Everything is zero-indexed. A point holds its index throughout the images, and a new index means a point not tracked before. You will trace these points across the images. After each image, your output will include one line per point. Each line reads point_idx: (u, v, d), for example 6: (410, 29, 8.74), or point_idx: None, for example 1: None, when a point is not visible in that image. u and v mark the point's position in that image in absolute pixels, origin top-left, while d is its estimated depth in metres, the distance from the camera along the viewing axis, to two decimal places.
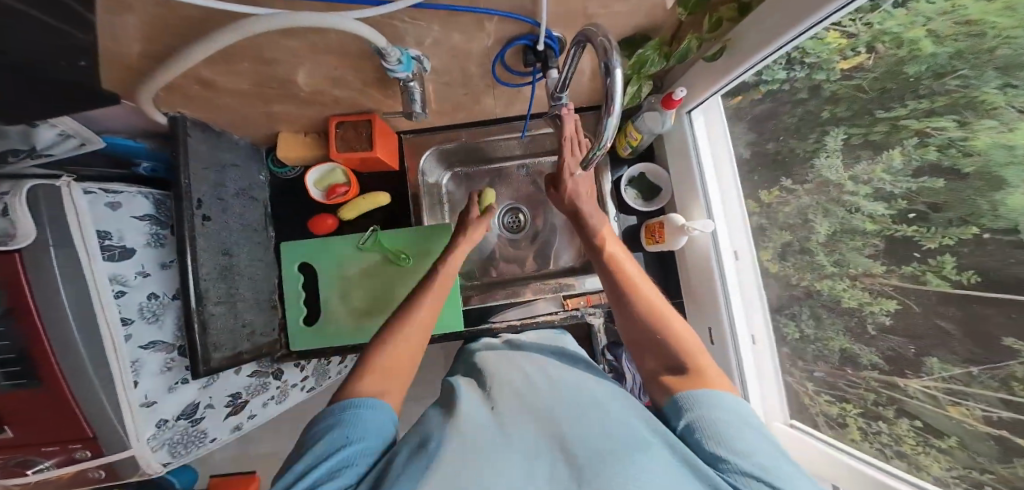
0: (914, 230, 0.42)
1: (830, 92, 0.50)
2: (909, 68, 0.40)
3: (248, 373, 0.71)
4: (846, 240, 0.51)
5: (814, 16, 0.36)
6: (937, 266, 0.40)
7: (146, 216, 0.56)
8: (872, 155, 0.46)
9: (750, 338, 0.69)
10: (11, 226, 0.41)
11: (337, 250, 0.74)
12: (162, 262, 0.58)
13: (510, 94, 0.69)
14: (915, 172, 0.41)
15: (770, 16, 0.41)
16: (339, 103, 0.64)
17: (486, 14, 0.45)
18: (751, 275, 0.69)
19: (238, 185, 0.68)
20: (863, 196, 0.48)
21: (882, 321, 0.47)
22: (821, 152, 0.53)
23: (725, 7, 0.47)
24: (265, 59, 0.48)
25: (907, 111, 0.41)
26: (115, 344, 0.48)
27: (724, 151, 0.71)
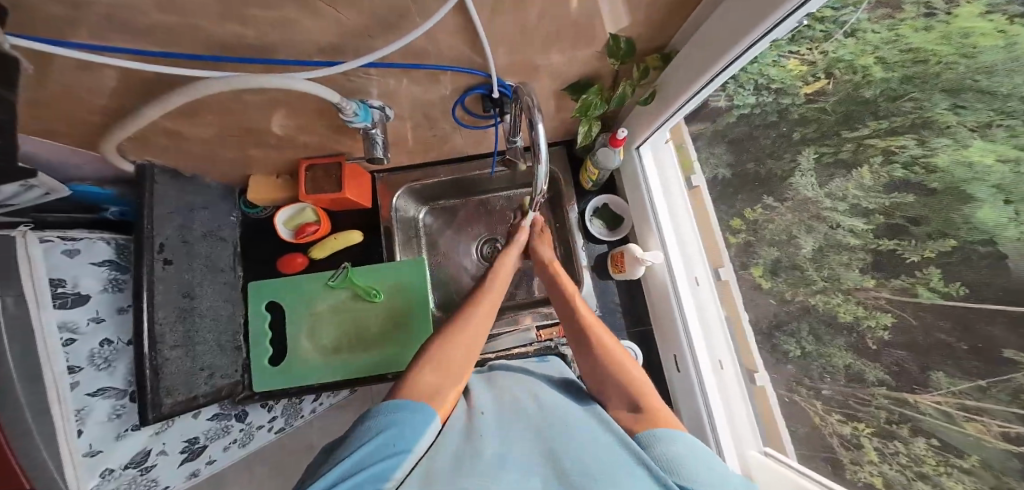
0: (895, 244, 0.43)
1: (798, 115, 0.53)
2: (866, 92, 0.43)
3: (209, 416, 0.68)
4: (832, 256, 0.51)
5: (725, 54, 0.40)
6: (924, 278, 0.41)
7: (105, 262, 0.57)
8: (845, 173, 0.48)
9: (716, 363, 0.71)
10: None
11: (307, 288, 0.74)
12: (118, 307, 0.57)
13: (476, 135, 0.73)
14: (887, 188, 0.43)
15: (693, 57, 0.46)
16: (309, 147, 0.67)
17: (439, 69, 0.49)
18: (709, 296, 0.74)
19: (206, 226, 0.69)
20: (841, 212, 0.49)
21: (881, 336, 0.46)
22: (796, 172, 0.56)
23: (650, 57, 0.52)
24: (229, 112, 0.51)
25: (871, 131, 0.44)
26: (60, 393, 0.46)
27: (673, 177, 0.80)
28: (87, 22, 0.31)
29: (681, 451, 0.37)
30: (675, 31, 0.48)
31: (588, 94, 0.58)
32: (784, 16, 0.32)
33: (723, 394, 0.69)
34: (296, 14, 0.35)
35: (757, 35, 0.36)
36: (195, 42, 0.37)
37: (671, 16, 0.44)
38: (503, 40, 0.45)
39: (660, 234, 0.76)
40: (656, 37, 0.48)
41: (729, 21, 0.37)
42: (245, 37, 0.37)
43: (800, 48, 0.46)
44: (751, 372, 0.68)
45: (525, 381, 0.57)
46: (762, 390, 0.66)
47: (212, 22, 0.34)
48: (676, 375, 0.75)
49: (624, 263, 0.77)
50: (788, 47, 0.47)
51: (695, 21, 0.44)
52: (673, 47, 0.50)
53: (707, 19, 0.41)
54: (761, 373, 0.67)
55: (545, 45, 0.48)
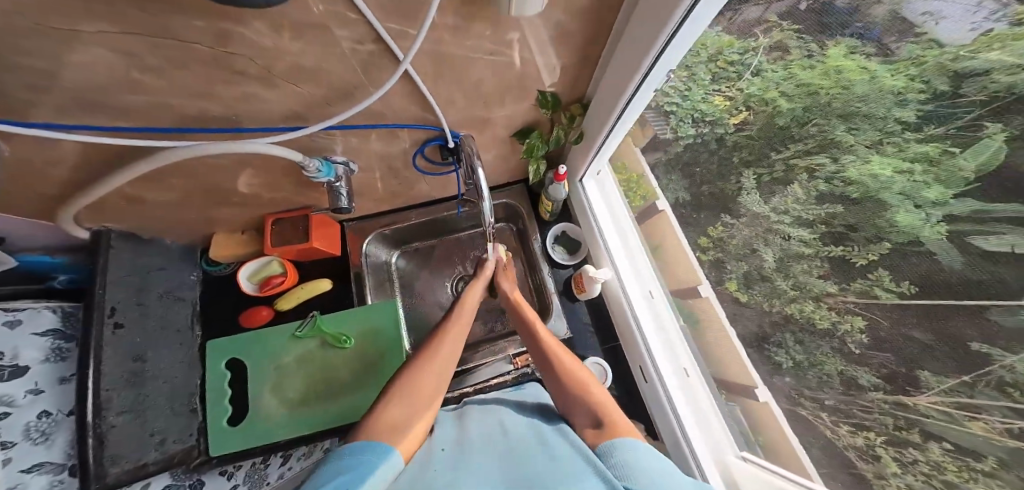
0: (843, 249, 0.47)
1: (732, 142, 0.59)
2: (779, 120, 0.50)
3: (160, 488, 0.57)
4: (794, 265, 0.54)
5: (627, 88, 0.48)
6: (876, 280, 0.44)
7: (50, 331, 0.54)
8: (782, 189, 0.53)
9: (683, 371, 0.76)
10: None
11: (271, 342, 0.72)
12: (61, 377, 0.54)
13: (439, 180, 0.79)
14: (819, 200, 0.48)
15: (605, 101, 0.55)
16: (277, 203, 0.69)
17: (397, 126, 0.56)
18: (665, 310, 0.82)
19: (164, 287, 0.67)
20: (788, 224, 0.54)
21: (861, 339, 0.48)
22: (743, 191, 0.60)
23: (573, 106, 0.63)
24: (197, 174, 0.54)
25: (794, 152, 0.49)
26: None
27: (615, 201, 0.90)
28: (66, 105, 0.35)
29: (629, 458, 0.41)
30: (586, 86, 0.58)
31: (531, 138, 0.66)
32: (648, 67, 0.43)
33: (693, 401, 0.73)
34: (259, 89, 0.40)
35: (639, 78, 0.45)
36: (163, 119, 0.41)
37: (579, 73, 0.54)
38: (447, 100, 0.53)
39: (609, 253, 0.84)
40: (574, 89, 0.58)
41: (620, 68, 0.47)
42: (211, 111, 0.42)
43: (722, 87, 0.55)
44: (753, 388, 0.67)
45: (495, 412, 0.58)
46: (767, 407, 0.65)
47: (179, 100, 0.39)
48: (643, 385, 0.78)
49: (584, 284, 0.82)
50: (712, 85, 0.56)
51: (597, 74, 0.54)
52: (589, 97, 0.61)
53: (607, 72, 0.51)
54: (762, 389, 0.66)
55: (487, 102, 0.56)
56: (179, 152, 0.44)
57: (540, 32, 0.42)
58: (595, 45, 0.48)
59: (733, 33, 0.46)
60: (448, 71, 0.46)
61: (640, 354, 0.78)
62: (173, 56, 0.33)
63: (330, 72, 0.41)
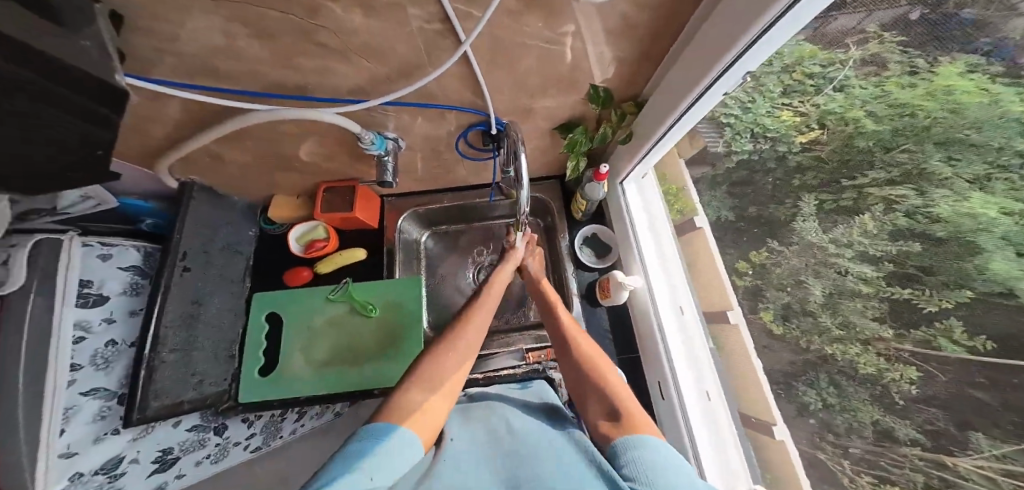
0: (909, 292, 0.42)
1: (795, 162, 0.54)
2: (861, 142, 0.45)
3: (189, 426, 0.64)
4: (846, 302, 0.49)
5: (692, 89, 0.44)
6: (945, 330, 0.39)
7: (131, 267, 0.61)
8: (847, 219, 0.49)
9: (704, 393, 0.70)
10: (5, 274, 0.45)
11: (309, 302, 0.77)
12: (132, 310, 0.60)
13: (476, 166, 0.80)
14: (892, 237, 0.44)
15: (664, 101, 0.52)
16: (329, 172, 0.74)
17: (444, 107, 0.57)
18: (696, 330, 0.75)
19: (227, 239, 0.73)
20: (848, 258, 0.49)
21: (908, 391, 0.43)
22: (798, 216, 0.56)
23: (626, 104, 0.59)
24: (271, 140, 0.59)
25: (870, 179, 0.45)
26: (55, 390, 0.46)
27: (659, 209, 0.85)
28: (168, 64, 0.39)
29: (647, 457, 0.39)
30: (644, 84, 0.55)
31: (574, 133, 0.63)
32: (723, 68, 0.40)
33: (710, 424, 0.68)
34: (333, 62, 0.42)
35: (712, 76, 0.41)
36: (248, 84, 0.45)
37: (640, 70, 0.51)
38: (500, 85, 0.53)
39: (642, 260, 0.79)
40: (630, 86, 0.55)
41: (690, 65, 0.43)
42: (291, 79, 0.45)
43: (791, 100, 0.50)
44: (770, 424, 0.62)
45: (498, 411, 0.58)
46: (782, 445, 0.60)
47: (265, 69, 0.42)
48: (660, 403, 0.73)
49: (610, 289, 0.77)
50: (779, 98, 0.51)
51: (660, 72, 0.51)
52: (644, 96, 0.57)
53: (671, 71, 0.48)
54: (780, 426, 0.60)
55: (538, 92, 0.55)
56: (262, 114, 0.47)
57: (608, 23, 0.41)
58: (660, 41, 0.45)
59: (818, 44, 0.41)
60: (507, 56, 0.46)
61: (660, 369, 0.72)
62: (263, 27, 0.35)
63: (395, 51, 0.42)
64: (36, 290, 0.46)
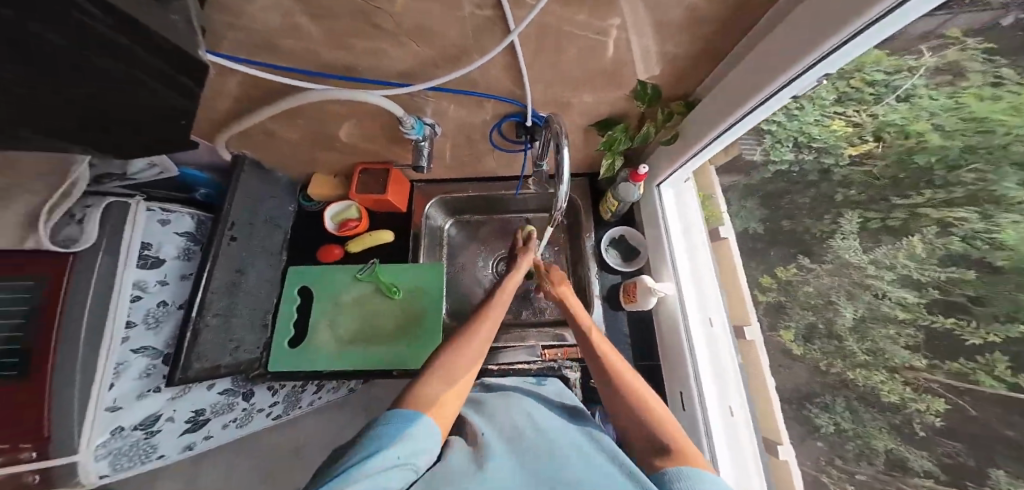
0: (952, 322, 0.40)
1: (841, 176, 0.50)
2: (920, 158, 0.41)
3: (220, 390, 0.68)
4: (877, 328, 0.47)
5: (754, 95, 0.41)
6: (987, 364, 0.37)
7: (186, 233, 0.65)
8: (892, 240, 0.46)
9: (727, 409, 0.65)
10: (77, 233, 0.52)
11: (337, 278, 0.80)
12: (183, 274, 0.64)
13: (506, 157, 0.78)
14: (942, 261, 0.41)
15: (716, 104, 0.49)
16: (366, 154, 0.75)
17: (483, 96, 0.56)
18: (726, 345, 0.69)
19: (270, 212, 0.76)
20: (886, 281, 0.46)
21: (932, 422, 0.42)
22: (836, 233, 0.52)
23: (675, 103, 0.56)
24: (318, 119, 0.61)
25: (925, 199, 0.42)
26: (110, 344, 0.52)
27: (692, 210, 0.79)
28: (234, 38, 0.40)
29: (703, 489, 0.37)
30: (697, 84, 0.52)
31: (613, 131, 0.61)
32: (785, 81, 0.37)
33: (733, 445, 0.63)
34: (385, 45, 0.44)
35: (782, 82, 0.38)
36: (304, 63, 0.46)
37: (694, 69, 0.48)
38: (544, 76, 0.51)
39: (674, 265, 0.75)
40: (678, 84, 0.52)
41: (751, 68, 0.41)
42: (343, 60, 0.46)
43: (846, 109, 0.45)
44: (776, 444, 0.60)
45: (521, 405, 0.56)
46: (784, 464, 0.58)
47: (320, 48, 0.43)
48: (681, 414, 0.70)
49: (636, 294, 0.74)
50: (833, 106, 0.46)
51: (720, 71, 0.48)
52: (697, 95, 0.54)
53: (731, 73, 0.45)
54: (786, 446, 0.59)
55: (583, 86, 0.54)
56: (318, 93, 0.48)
57: (668, 19, 0.39)
58: (723, 38, 0.42)
59: (887, 50, 0.35)
60: (555, 48, 0.45)
61: (685, 382, 0.68)
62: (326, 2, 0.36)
63: (444, 36, 0.43)
64: (104, 247, 0.54)
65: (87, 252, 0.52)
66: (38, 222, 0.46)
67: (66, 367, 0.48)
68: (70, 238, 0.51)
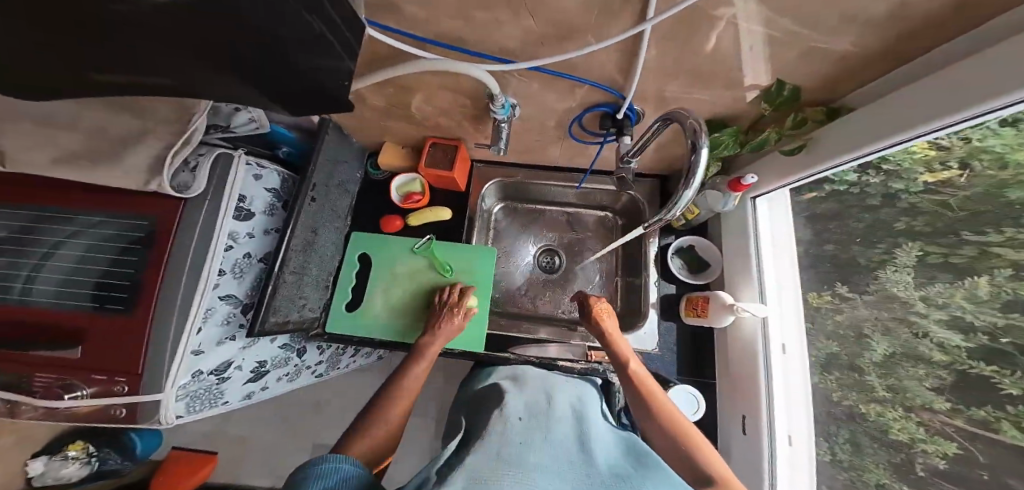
0: (993, 370, 0.41)
1: (909, 202, 0.49)
2: (1011, 193, 0.38)
3: (280, 343, 0.72)
4: (905, 366, 0.50)
5: (924, 126, 0.36)
6: (1016, 416, 0.38)
7: (272, 190, 0.68)
8: (952, 278, 0.45)
9: (788, 437, 0.61)
10: (190, 180, 0.56)
11: (394, 249, 0.80)
12: (265, 229, 0.67)
13: (576, 149, 0.74)
14: (1004, 307, 0.39)
15: (863, 123, 0.43)
16: (437, 128, 0.74)
17: (579, 82, 0.52)
18: (800, 374, 0.63)
19: (342, 177, 0.78)
20: (934, 321, 0.47)
21: (936, 464, 0.46)
22: (888, 264, 0.53)
23: (811, 109, 0.50)
24: (404, 87, 0.60)
25: (1003, 239, 0.40)
26: (205, 289, 0.54)
27: (783, 218, 0.69)
28: None
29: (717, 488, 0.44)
30: (851, 90, 0.46)
31: (721, 134, 0.55)
32: (973, 115, 0.32)
33: (793, 475, 0.60)
34: (498, 17, 0.41)
35: (960, 118, 0.33)
36: (415, 24, 0.45)
37: (837, 70, 0.43)
38: (657, 64, 0.47)
39: (760, 286, 0.67)
40: (826, 84, 0.46)
41: (935, 89, 0.35)
42: (453, 27, 0.44)
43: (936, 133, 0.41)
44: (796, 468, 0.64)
45: (553, 387, 0.62)
46: None
47: (437, 13, 0.42)
48: (738, 437, 0.66)
49: (707, 309, 0.69)
50: None
51: (882, 80, 0.43)
52: (845, 101, 0.48)
53: (898, 91, 0.39)
54: None
55: (695, 81, 0.49)
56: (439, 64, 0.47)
57: (837, 12, 0.34)
58: (902, 34, 0.36)
59: None
60: (687, 35, 0.41)
61: (752, 405, 0.64)
62: None
63: (567, 13, 0.39)
64: (209, 196, 0.57)
65: (195, 201, 0.56)
66: (164, 166, 0.50)
67: (168, 305, 0.52)
68: (184, 184, 0.56)
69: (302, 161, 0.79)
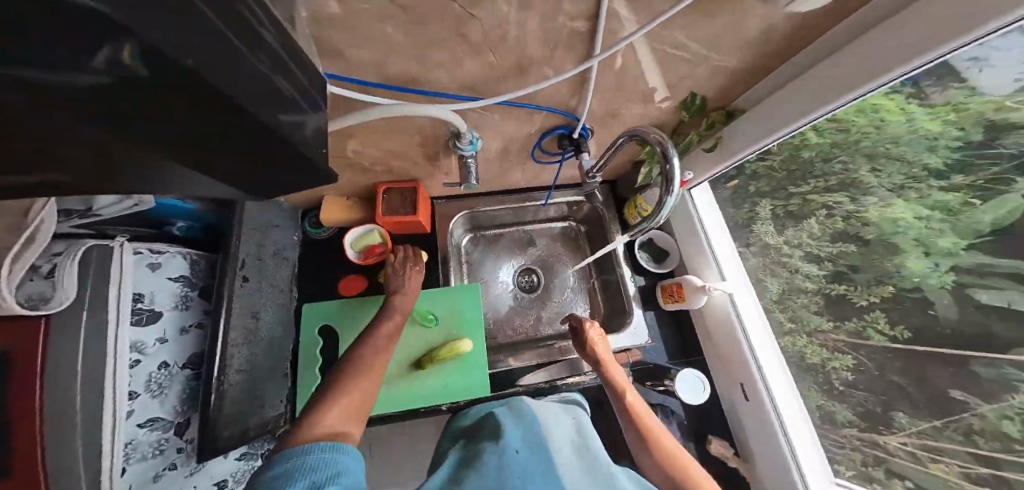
0: (846, 289, 0.59)
1: (752, 170, 0.69)
2: (805, 153, 0.61)
3: (237, 454, 0.55)
4: (795, 299, 0.68)
5: (817, 109, 0.47)
6: (872, 321, 0.56)
7: (180, 277, 0.55)
8: (795, 223, 0.66)
9: (783, 391, 0.68)
10: (49, 289, 0.40)
11: (362, 314, 0.72)
12: (183, 327, 0.53)
13: (536, 170, 0.79)
14: (831, 238, 0.61)
15: (768, 114, 0.54)
16: (390, 172, 0.70)
17: (538, 109, 0.56)
18: (765, 333, 0.72)
19: (275, 245, 0.67)
20: (798, 259, 0.67)
21: (845, 376, 0.61)
22: (755, 219, 0.74)
23: (715, 113, 0.63)
24: (355, 135, 0.56)
25: (811, 188, 0.62)
26: (115, 422, 0.42)
27: (711, 209, 0.81)
28: None
29: None
30: (738, 94, 0.59)
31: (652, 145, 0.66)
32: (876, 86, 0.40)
33: (799, 422, 0.66)
34: (463, 57, 0.42)
35: (855, 95, 0.42)
36: (366, 72, 0.42)
37: (734, 78, 0.55)
38: (603, 88, 0.54)
39: (717, 264, 0.76)
40: (725, 93, 0.59)
41: (823, 83, 0.45)
42: (412, 71, 0.44)
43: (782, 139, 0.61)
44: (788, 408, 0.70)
45: (551, 410, 0.59)
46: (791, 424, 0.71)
47: (390, 58, 0.40)
48: (743, 404, 0.72)
49: (684, 293, 0.77)
50: None
51: (769, 83, 0.55)
52: (736, 106, 0.61)
53: (787, 89, 0.51)
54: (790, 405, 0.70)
55: (635, 99, 0.58)
56: (393, 107, 0.44)
57: (732, 34, 0.45)
58: (769, 45, 0.48)
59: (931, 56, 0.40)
60: (624, 57, 0.48)
61: (746, 371, 0.71)
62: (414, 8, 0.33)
63: (529, 49, 0.43)
64: (87, 304, 0.42)
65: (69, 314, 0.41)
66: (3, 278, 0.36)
67: (63, 460, 0.37)
68: (39, 296, 0.39)
69: (203, 233, 0.65)
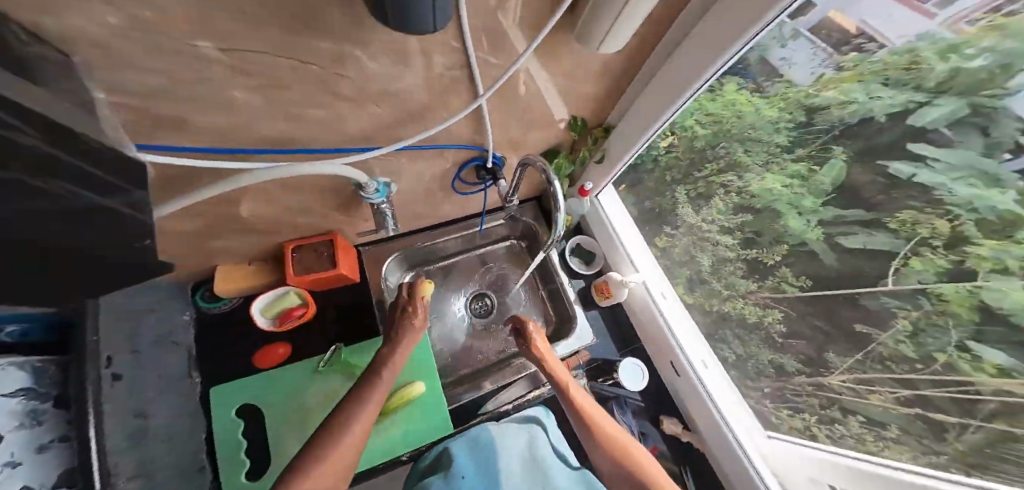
0: (756, 252, 0.65)
1: (664, 162, 0.77)
2: (698, 142, 0.68)
3: None
4: (727, 269, 0.73)
5: (666, 110, 0.53)
6: (784, 277, 0.62)
7: (22, 390, 0.50)
8: (705, 202, 0.73)
9: (702, 362, 0.79)
10: None
11: (290, 383, 0.67)
12: (40, 444, 0.49)
13: (463, 202, 0.81)
14: (735, 210, 0.67)
15: (635, 122, 0.61)
16: (296, 229, 0.67)
17: (443, 147, 0.59)
18: (680, 311, 0.84)
19: (157, 329, 0.63)
20: (717, 234, 0.72)
21: (780, 328, 0.65)
22: (677, 204, 0.79)
23: (596, 130, 0.70)
24: (245, 202, 0.54)
25: (709, 171, 0.69)
26: None
27: (620, 210, 0.90)
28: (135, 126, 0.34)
29: None
30: (610, 111, 0.66)
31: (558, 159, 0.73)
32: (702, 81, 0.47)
33: (719, 387, 0.77)
34: (340, 112, 0.43)
35: (690, 91, 0.49)
36: (228, 139, 0.41)
37: (605, 101, 0.63)
38: (495, 121, 0.59)
39: (631, 259, 0.86)
40: (599, 113, 0.67)
41: (663, 88, 0.52)
42: (286, 133, 0.44)
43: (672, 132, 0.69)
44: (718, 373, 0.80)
45: None
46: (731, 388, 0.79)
47: (258, 120, 0.40)
48: (676, 379, 0.81)
49: (610, 290, 0.85)
50: None
51: (627, 98, 0.62)
52: (610, 121, 0.69)
53: (642, 97, 0.58)
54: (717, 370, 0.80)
55: (531, 126, 0.64)
56: (265, 170, 0.43)
57: (586, 68, 0.52)
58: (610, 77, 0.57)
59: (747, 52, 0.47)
60: (505, 90, 0.52)
61: (672, 352, 0.80)
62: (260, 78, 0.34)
63: (408, 95, 0.45)
64: None
65: None
66: None
67: None
68: None
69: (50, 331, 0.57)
